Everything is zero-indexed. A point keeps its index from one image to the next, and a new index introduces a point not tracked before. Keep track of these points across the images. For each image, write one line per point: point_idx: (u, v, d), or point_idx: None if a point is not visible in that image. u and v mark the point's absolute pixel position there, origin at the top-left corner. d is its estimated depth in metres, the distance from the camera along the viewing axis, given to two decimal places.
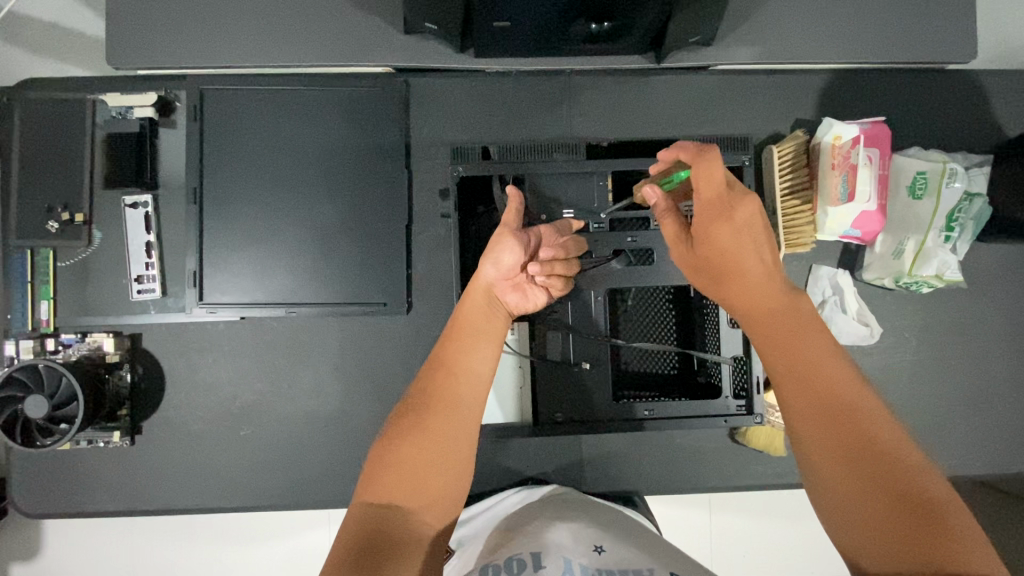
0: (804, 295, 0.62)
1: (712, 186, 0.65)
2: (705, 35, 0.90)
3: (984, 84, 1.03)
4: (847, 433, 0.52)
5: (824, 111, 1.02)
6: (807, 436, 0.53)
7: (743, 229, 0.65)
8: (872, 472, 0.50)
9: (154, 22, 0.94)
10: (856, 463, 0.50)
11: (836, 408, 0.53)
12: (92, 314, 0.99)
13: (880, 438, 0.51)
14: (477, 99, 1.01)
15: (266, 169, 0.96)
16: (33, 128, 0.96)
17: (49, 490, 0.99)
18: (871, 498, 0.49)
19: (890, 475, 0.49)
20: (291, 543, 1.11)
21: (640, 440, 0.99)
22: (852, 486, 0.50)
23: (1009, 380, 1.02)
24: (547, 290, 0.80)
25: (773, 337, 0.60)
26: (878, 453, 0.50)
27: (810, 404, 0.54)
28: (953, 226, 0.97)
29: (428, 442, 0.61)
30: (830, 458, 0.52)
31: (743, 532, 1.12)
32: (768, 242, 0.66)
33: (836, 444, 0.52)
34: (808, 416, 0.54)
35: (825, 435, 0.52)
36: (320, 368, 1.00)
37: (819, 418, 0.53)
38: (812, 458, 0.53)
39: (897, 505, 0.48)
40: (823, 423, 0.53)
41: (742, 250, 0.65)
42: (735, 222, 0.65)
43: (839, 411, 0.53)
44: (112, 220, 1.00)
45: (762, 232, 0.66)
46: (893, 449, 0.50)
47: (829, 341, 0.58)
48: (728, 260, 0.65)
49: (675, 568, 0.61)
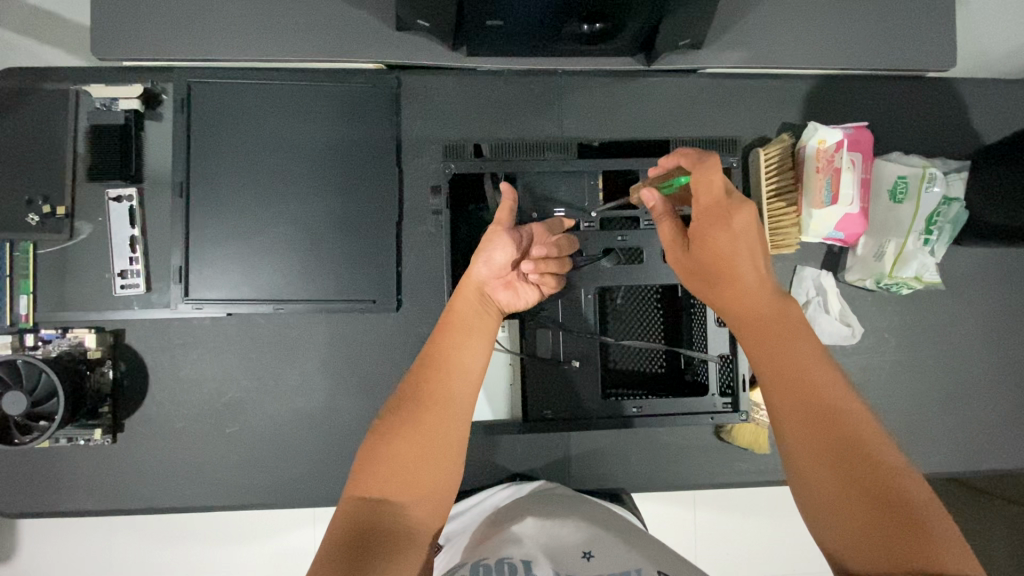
0: (794, 301, 0.63)
1: (712, 192, 0.67)
2: (695, 38, 0.91)
3: (962, 92, 1.06)
4: (834, 437, 0.52)
5: (809, 115, 1.04)
6: (794, 440, 0.54)
7: (740, 234, 0.65)
8: (855, 475, 0.50)
9: (139, 13, 0.93)
10: (838, 467, 0.51)
11: (824, 413, 0.54)
12: (73, 309, 0.97)
13: (863, 441, 0.52)
14: (468, 96, 1.02)
15: (253, 163, 0.95)
16: (16, 121, 0.96)
17: (25, 489, 0.97)
18: (854, 501, 0.50)
19: (872, 478, 0.50)
20: (275, 543, 1.10)
21: (627, 437, 1.00)
22: (835, 488, 0.51)
23: (984, 381, 1.05)
24: (539, 287, 0.82)
25: (763, 342, 0.60)
26: (862, 457, 0.51)
27: (798, 408, 0.55)
28: (933, 229, 0.98)
29: (420, 438, 0.61)
30: (814, 461, 0.52)
31: (725, 529, 1.14)
32: (764, 248, 0.66)
33: (822, 448, 0.52)
34: (795, 421, 0.54)
35: (811, 438, 0.53)
36: (307, 365, 0.99)
37: (806, 422, 0.54)
38: (799, 461, 0.53)
39: (878, 507, 0.49)
40: (809, 426, 0.54)
41: (737, 255, 0.65)
42: (732, 228, 0.66)
43: (826, 417, 0.54)
44: (96, 213, 0.98)
45: (759, 238, 0.66)
46: (877, 451, 0.52)
47: (817, 347, 0.58)
48: (717, 266, 0.66)
49: (664, 569, 0.61)
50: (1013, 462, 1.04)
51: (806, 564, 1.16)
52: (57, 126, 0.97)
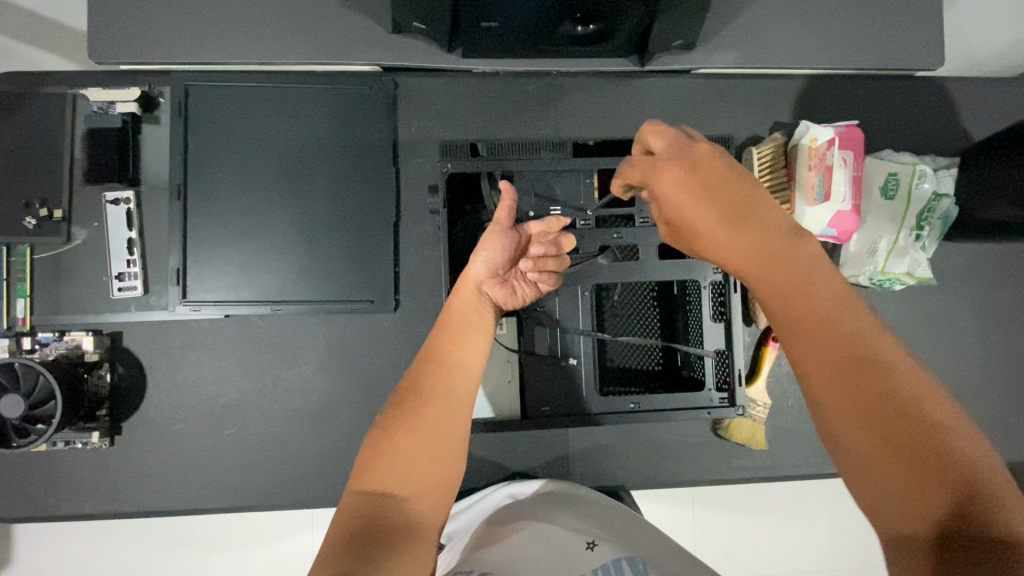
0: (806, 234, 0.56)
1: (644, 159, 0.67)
2: (688, 38, 0.92)
3: (950, 91, 1.08)
4: (867, 392, 0.46)
5: (801, 115, 1.06)
6: (822, 397, 0.48)
7: (693, 177, 0.62)
8: (890, 435, 0.44)
9: (137, 18, 0.94)
10: (869, 421, 0.45)
11: (852, 361, 0.47)
12: (70, 313, 0.97)
13: (902, 392, 0.45)
14: (465, 98, 1.03)
15: (250, 165, 0.96)
16: (13, 125, 0.97)
17: (21, 494, 0.97)
18: (886, 458, 0.44)
19: (909, 434, 0.44)
20: (274, 547, 1.09)
21: (625, 434, 1.00)
22: (866, 445, 0.45)
23: (977, 375, 1.06)
24: (536, 285, 0.85)
25: (772, 286, 0.54)
26: (899, 411, 0.44)
27: (821, 358, 0.48)
28: (923, 226, 1.01)
29: (421, 432, 0.62)
30: (842, 416, 0.47)
31: (724, 527, 1.14)
32: (733, 185, 0.61)
33: (850, 402, 0.46)
34: (820, 375, 0.48)
35: (836, 391, 0.47)
36: (306, 366, 0.99)
37: (832, 375, 0.47)
38: (833, 424, 0.47)
39: (914, 462, 0.43)
40: (834, 378, 0.47)
41: (700, 205, 0.61)
42: (684, 178, 0.63)
43: (855, 365, 0.47)
44: (93, 216, 0.99)
45: (724, 178, 0.62)
46: (918, 398, 0.45)
47: (840, 289, 0.52)
48: (691, 215, 0.62)
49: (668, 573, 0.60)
50: (1009, 455, 1.05)
51: (806, 562, 1.16)
52: (54, 130, 0.98)
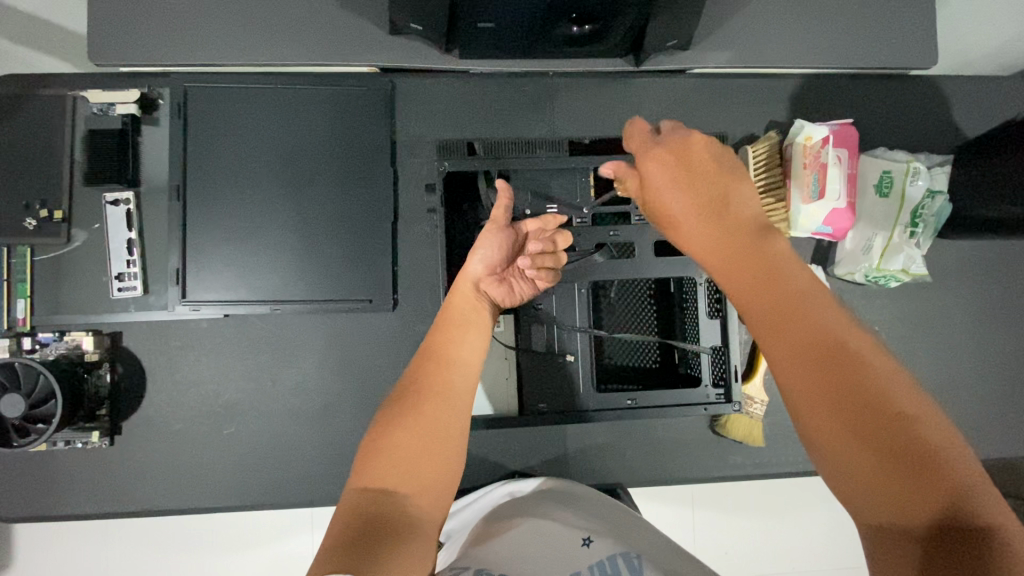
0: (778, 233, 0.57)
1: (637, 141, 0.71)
2: (683, 38, 0.93)
3: (944, 89, 1.08)
4: (843, 383, 0.46)
5: (796, 114, 1.06)
6: (797, 390, 0.48)
7: (675, 164, 0.66)
8: (866, 425, 0.45)
9: (138, 21, 0.95)
10: (845, 412, 0.45)
11: (827, 355, 0.47)
12: (71, 313, 0.98)
13: (875, 382, 0.46)
14: (462, 98, 1.03)
15: (249, 165, 0.97)
16: (13, 127, 0.97)
17: (21, 494, 0.97)
18: (861, 449, 0.44)
19: (883, 424, 0.44)
20: (274, 548, 1.10)
21: (623, 432, 1.01)
22: (841, 435, 0.45)
23: (973, 371, 1.07)
24: (535, 283, 0.84)
25: (747, 280, 0.54)
26: (874, 403, 0.45)
27: (796, 350, 0.48)
28: (917, 223, 1.01)
29: (420, 429, 0.62)
30: (818, 407, 0.46)
31: (723, 526, 1.15)
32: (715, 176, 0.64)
33: (824, 393, 0.46)
34: (795, 367, 0.48)
35: (810, 382, 0.47)
36: (306, 365, 1.00)
37: (810, 372, 0.47)
38: (807, 417, 0.47)
39: (889, 452, 0.44)
40: (809, 370, 0.47)
41: (678, 194, 0.64)
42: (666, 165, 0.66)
43: (830, 357, 0.47)
44: (94, 217, 0.99)
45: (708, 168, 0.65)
46: (891, 389, 0.45)
47: (810, 284, 0.52)
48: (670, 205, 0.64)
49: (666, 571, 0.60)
50: (1004, 452, 1.06)
51: (806, 561, 1.16)
52: (54, 131, 0.98)
